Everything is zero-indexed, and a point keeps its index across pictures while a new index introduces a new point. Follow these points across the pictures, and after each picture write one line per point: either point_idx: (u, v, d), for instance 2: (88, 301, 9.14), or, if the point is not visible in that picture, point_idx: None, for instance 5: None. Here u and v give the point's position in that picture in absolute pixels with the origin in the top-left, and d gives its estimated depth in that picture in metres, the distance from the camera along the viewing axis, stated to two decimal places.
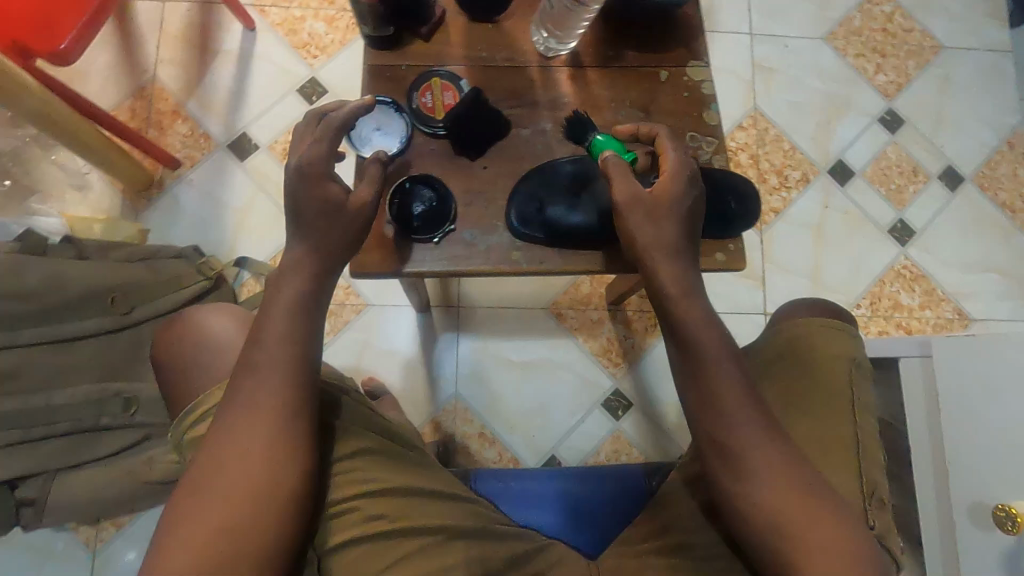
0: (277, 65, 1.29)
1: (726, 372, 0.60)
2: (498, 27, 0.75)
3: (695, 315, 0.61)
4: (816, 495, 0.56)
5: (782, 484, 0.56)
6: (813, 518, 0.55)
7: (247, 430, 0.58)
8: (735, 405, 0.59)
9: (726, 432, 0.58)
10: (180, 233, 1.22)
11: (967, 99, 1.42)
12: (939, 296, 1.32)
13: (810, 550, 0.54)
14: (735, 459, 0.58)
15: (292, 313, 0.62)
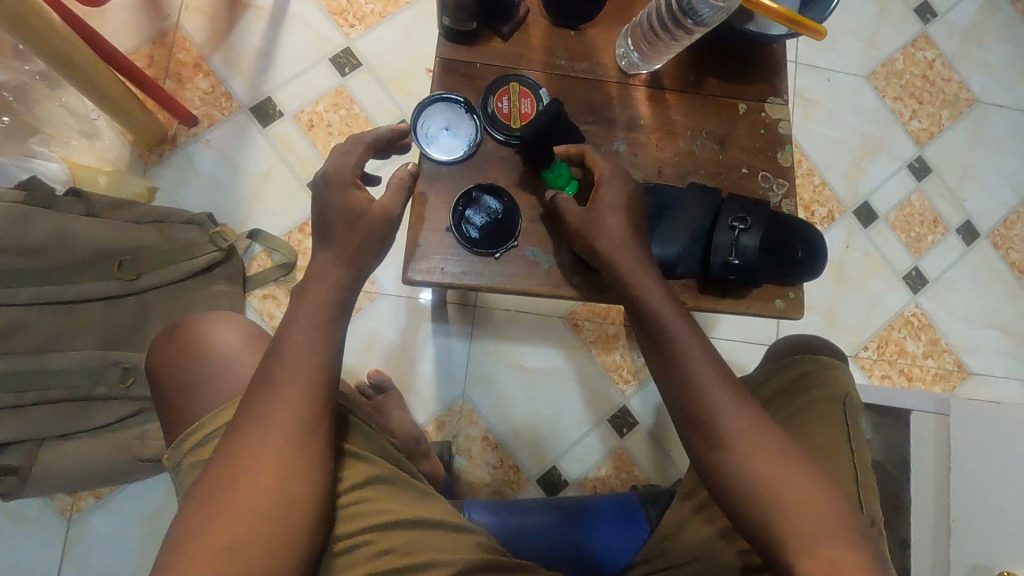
0: (311, 30, 1.22)
1: (702, 360, 0.60)
2: (581, 35, 0.71)
3: (668, 303, 0.62)
4: (783, 450, 0.57)
5: (769, 463, 0.56)
6: (804, 491, 0.54)
7: (261, 420, 0.56)
8: (714, 389, 0.59)
9: (696, 401, 0.59)
10: (191, 195, 1.15)
11: (993, 156, 1.44)
12: (942, 346, 1.35)
13: (785, 505, 0.54)
14: (708, 429, 0.58)
15: (318, 313, 0.61)
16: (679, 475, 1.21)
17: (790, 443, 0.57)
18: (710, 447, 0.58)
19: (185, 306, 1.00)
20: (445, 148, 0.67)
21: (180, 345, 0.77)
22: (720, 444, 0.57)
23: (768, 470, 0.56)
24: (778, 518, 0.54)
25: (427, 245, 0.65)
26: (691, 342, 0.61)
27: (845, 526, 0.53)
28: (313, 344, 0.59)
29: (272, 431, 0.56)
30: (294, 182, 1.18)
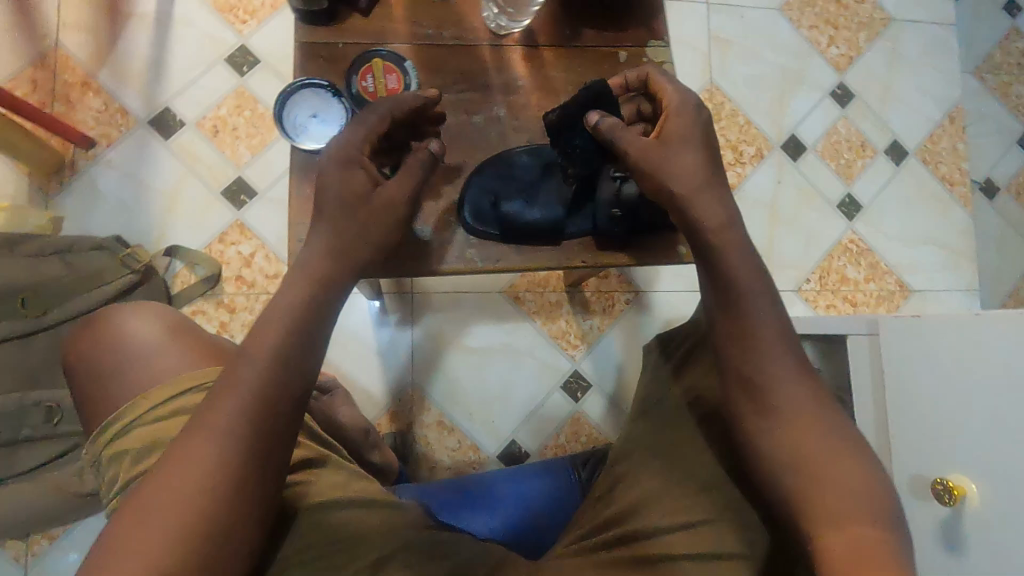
0: (201, 32, 1.17)
1: (767, 312, 0.58)
2: (445, 1, 0.68)
3: (746, 262, 0.59)
4: (842, 445, 0.54)
5: (801, 438, 0.55)
6: (845, 463, 0.53)
7: (212, 448, 0.49)
8: (771, 348, 0.57)
9: (759, 371, 0.57)
10: (100, 219, 1.11)
11: (913, 73, 1.44)
12: (882, 268, 1.37)
13: (820, 497, 0.53)
14: (763, 396, 0.56)
15: (290, 331, 0.53)
16: None
17: (842, 439, 0.54)
18: (754, 406, 0.57)
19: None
20: (314, 136, 0.64)
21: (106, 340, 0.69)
22: (763, 402, 0.56)
23: (810, 434, 0.55)
24: (802, 479, 0.54)
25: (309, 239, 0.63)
26: (751, 293, 0.58)
27: (877, 512, 0.51)
28: (281, 365, 0.51)
29: (224, 459, 0.49)
30: (207, 192, 1.14)
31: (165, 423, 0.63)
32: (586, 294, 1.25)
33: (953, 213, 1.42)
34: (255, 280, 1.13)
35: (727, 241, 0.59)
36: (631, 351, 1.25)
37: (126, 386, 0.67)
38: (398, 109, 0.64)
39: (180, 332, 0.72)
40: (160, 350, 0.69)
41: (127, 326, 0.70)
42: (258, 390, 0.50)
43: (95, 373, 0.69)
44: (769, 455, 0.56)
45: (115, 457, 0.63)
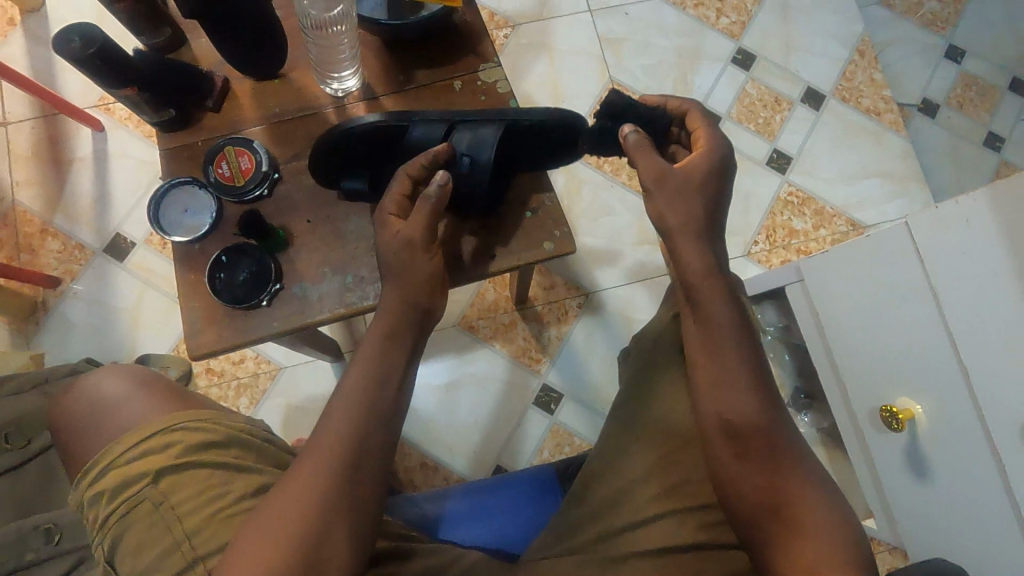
0: (134, 159, 1.29)
1: (740, 359, 0.61)
2: (285, 81, 0.76)
3: (719, 297, 0.62)
4: (808, 481, 0.58)
5: (779, 477, 0.58)
6: (818, 510, 0.56)
7: (309, 514, 0.53)
8: (748, 393, 0.60)
9: (736, 412, 0.59)
10: (76, 347, 1.20)
11: (810, 21, 1.47)
12: (829, 213, 1.36)
13: (795, 530, 0.56)
14: (741, 438, 0.59)
15: (360, 408, 0.58)
16: None
17: (809, 474, 0.59)
18: (731, 449, 0.59)
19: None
20: (188, 227, 0.71)
21: (84, 400, 0.64)
22: (739, 447, 0.59)
23: (785, 480, 0.58)
24: (778, 523, 0.57)
25: (200, 318, 0.69)
26: (728, 340, 0.61)
27: (848, 549, 0.55)
28: (361, 439, 0.57)
29: (317, 491, 0.54)
30: (166, 299, 1.23)
31: (136, 463, 0.59)
32: (538, 308, 1.27)
33: (888, 141, 1.41)
34: (223, 369, 1.21)
35: (709, 292, 0.62)
36: (595, 352, 1.25)
37: (95, 435, 0.63)
38: (254, 184, 0.71)
39: (148, 378, 0.67)
40: (126, 400, 0.64)
41: (95, 375, 0.65)
42: (337, 465, 0.55)
43: (64, 423, 0.64)
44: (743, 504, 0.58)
45: (90, 499, 0.59)
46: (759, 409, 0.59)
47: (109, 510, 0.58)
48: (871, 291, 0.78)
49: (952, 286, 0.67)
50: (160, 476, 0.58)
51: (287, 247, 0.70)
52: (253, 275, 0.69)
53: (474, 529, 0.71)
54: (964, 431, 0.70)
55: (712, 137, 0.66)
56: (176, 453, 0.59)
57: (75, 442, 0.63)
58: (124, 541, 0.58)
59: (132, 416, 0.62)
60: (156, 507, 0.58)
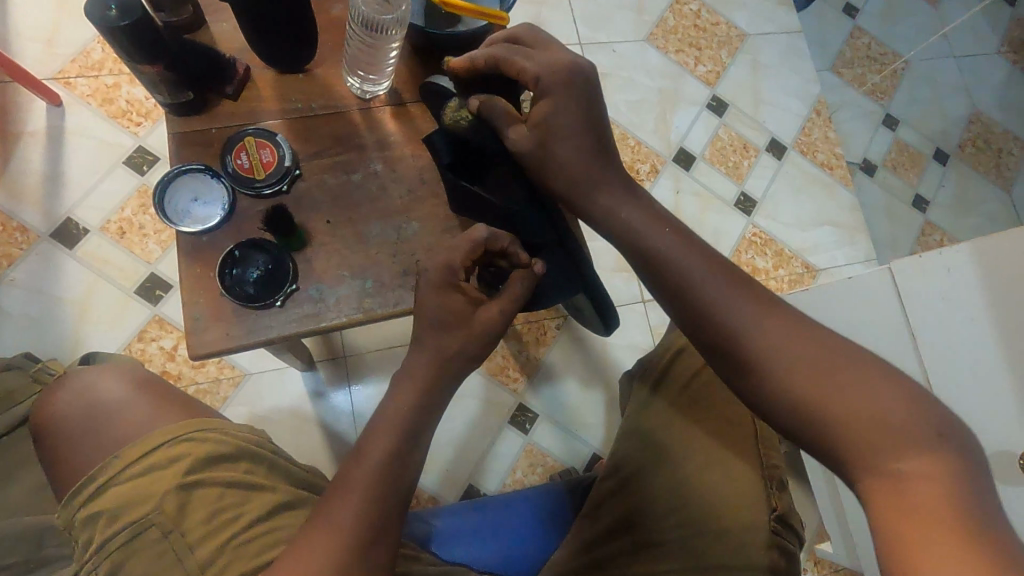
0: (95, 139, 1.19)
1: (706, 280, 0.55)
2: (310, 76, 0.73)
3: (658, 230, 0.59)
4: (839, 365, 0.50)
5: (803, 377, 0.50)
6: (864, 392, 0.48)
7: (325, 567, 0.49)
8: (731, 305, 0.54)
9: (717, 328, 0.54)
10: (9, 340, 1.07)
11: (775, 78, 1.60)
12: (787, 254, 1.46)
13: (837, 425, 0.48)
14: (734, 354, 0.53)
15: (386, 461, 0.55)
16: (593, 450, 1.24)
17: (836, 354, 0.50)
18: (736, 370, 0.53)
19: (18, 464, 0.81)
20: (197, 217, 0.67)
21: (81, 406, 0.60)
22: (750, 366, 0.52)
23: (810, 371, 0.50)
24: (827, 423, 0.48)
25: (206, 314, 0.64)
26: (690, 260, 0.56)
27: (916, 427, 0.46)
28: (382, 478, 0.54)
29: (343, 545, 0.50)
30: (120, 293, 1.13)
31: (141, 479, 0.55)
32: (517, 326, 1.28)
33: (839, 193, 1.54)
34: (181, 373, 1.12)
35: (645, 224, 0.59)
36: (571, 373, 1.27)
37: (93, 449, 0.58)
38: (274, 179, 0.68)
39: (151, 386, 0.63)
40: (129, 407, 0.60)
41: (95, 382, 0.61)
42: (358, 519, 0.52)
43: (57, 434, 0.59)
44: (780, 420, 0.51)
45: (88, 520, 0.55)
46: (747, 317, 0.53)
47: (109, 535, 0.54)
48: None
49: (932, 328, 0.74)
50: (167, 498, 0.55)
51: (305, 247, 0.67)
52: (266, 272, 0.66)
53: (481, 549, 0.69)
54: None
55: (544, 66, 0.61)
56: (186, 470, 0.56)
57: (68, 451, 0.58)
58: (123, 570, 0.53)
59: (137, 426, 0.59)
60: (165, 533, 0.54)
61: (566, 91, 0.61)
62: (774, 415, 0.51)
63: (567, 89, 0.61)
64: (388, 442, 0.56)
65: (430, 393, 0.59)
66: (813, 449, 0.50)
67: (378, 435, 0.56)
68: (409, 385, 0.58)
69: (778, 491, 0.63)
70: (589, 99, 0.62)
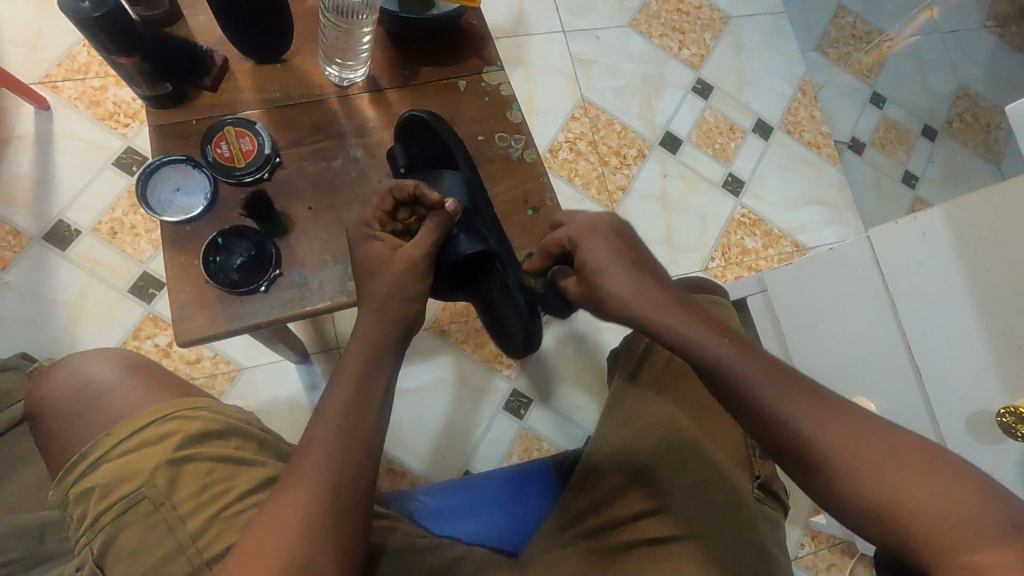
0: (84, 142, 1.20)
1: (761, 378, 0.53)
2: (287, 66, 0.74)
3: (706, 327, 0.56)
4: (898, 456, 0.48)
5: (868, 472, 0.48)
6: (941, 494, 0.45)
7: (295, 530, 0.49)
8: (785, 402, 0.52)
9: (776, 423, 0.52)
10: (5, 342, 1.09)
11: (759, 60, 1.60)
12: (776, 234, 1.47)
13: (911, 520, 0.45)
14: (795, 451, 0.51)
15: (345, 418, 0.55)
16: (587, 433, 1.25)
17: (897, 447, 0.48)
18: (801, 467, 0.51)
19: (16, 462, 0.82)
20: (180, 207, 0.68)
21: (73, 388, 0.61)
22: (814, 463, 0.50)
23: (877, 459, 0.48)
24: (900, 529, 0.46)
25: (191, 302, 0.65)
26: (736, 365, 0.54)
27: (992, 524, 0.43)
28: (348, 434, 0.54)
29: (314, 504, 0.50)
30: (114, 292, 1.14)
31: (130, 456, 0.56)
32: None
33: (826, 172, 1.55)
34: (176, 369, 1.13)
35: (686, 316, 0.57)
36: (564, 359, 1.28)
37: (83, 429, 0.59)
38: (254, 167, 0.69)
39: (138, 368, 0.64)
40: (119, 387, 0.61)
41: (86, 365, 0.62)
42: (318, 478, 0.51)
43: (48, 416, 0.60)
44: (848, 513, 0.49)
45: (80, 497, 0.56)
46: (806, 420, 0.51)
47: (102, 509, 0.55)
48: (834, 298, 0.85)
49: (911, 294, 0.75)
50: (158, 471, 0.56)
51: (287, 234, 0.68)
52: (251, 258, 0.67)
53: (467, 523, 0.71)
54: (913, 422, 0.78)
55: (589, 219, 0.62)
56: (174, 446, 0.57)
57: (60, 433, 0.60)
58: (118, 543, 0.55)
59: (127, 406, 0.60)
60: (156, 505, 0.55)
61: (601, 241, 0.61)
62: (845, 517, 0.49)
63: (604, 234, 0.61)
64: (352, 400, 0.56)
65: (383, 350, 0.59)
66: (888, 552, 0.47)
67: (332, 398, 0.56)
68: (363, 343, 0.59)
69: (760, 459, 0.69)
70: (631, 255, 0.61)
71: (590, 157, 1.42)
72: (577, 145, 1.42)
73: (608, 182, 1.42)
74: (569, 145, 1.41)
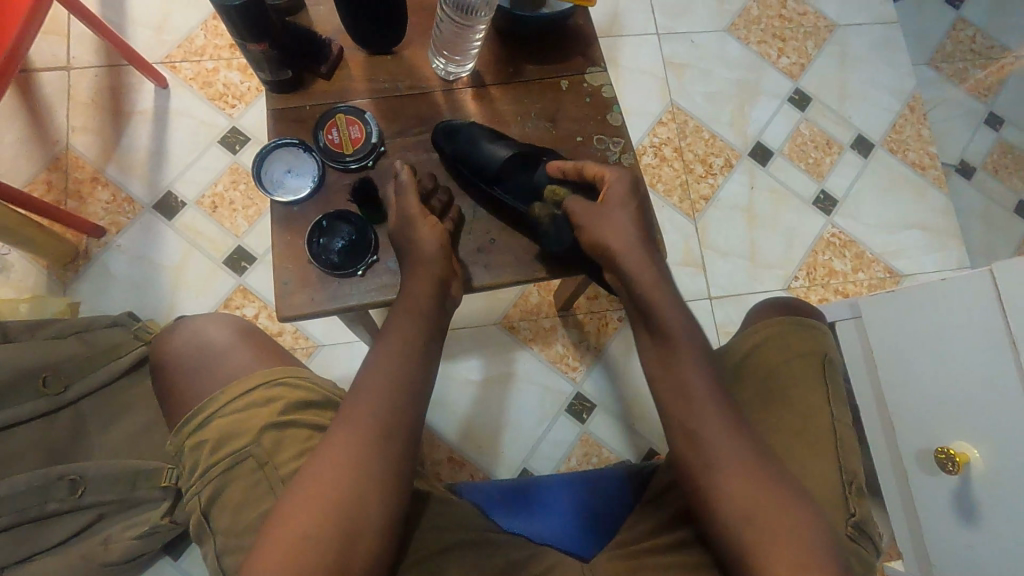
0: (195, 119, 1.28)
1: (696, 372, 0.62)
2: (397, 58, 0.76)
3: (673, 312, 0.65)
4: (779, 486, 0.57)
5: (748, 486, 0.57)
6: (789, 525, 0.55)
7: (346, 467, 0.54)
8: (702, 409, 0.60)
9: (693, 421, 0.60)
10: (114, 300, 1.18)
11: (865, 71, 1.52)
12: (868, 257, 1.39)
13: (772, 538, 0.54)
14: (701, 446, 0.59)
15: (394, 375, 0.59)
16: (650, 445, 1.23)
17: (772, 476, 0.57)
18: (698, 455, 0.59)
19: (127, 406, 0.92)
20: (290, 189, 0.72)
21: (192, 350, 0.69)
22: (711, 463, 0.58)
23: (756, 479, 0.57)
24: (751, 535, 0.55)
25: (293, 280, 0.69)
26: (686, 364, 0.63)
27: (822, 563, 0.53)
28: (397, 387, 0.58)
29: (370, 448, 0.55)
30: (211, 262, 1.21)
31: (241, 416, 0.64)
32: (579, 316, 1.28)
33: (929, 196, 1.45)
34: None
35: (654, 296, 0.66)
36: (631, 368, 1.26)
37: (202, 387, 0.68)
38: (361, 154, 0.71)
39: (249, 337, 0.72)
40: (232, 352, 0.69)
41: (204, 330, 0.70)
42: (352, 457, 0.54)
43: (174, 372, 0.70)
44: (722, 512, 0.57)
45: (196, 447, 0.64)
46: (719, 426, 0.59)
47: (214, 461, 0.63)
48: (942, 330, 0.80)
49: None
50: (263, 433, 0.63)
51: (386, 221, 0.70)
52: (351, 243, 0.69)
53: (538, 523, 0.71)
54: (1020, 472, 0.73)
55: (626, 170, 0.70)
56: (279, 411, 0.64)
57: (182, 388, 0.69)
58: (225, 494, 0.62)
59: (237, 370, 0.68)
60: (260, 465, 0.62)
61: (627, 204, 0.68)
62: (712, 520, 0.58)
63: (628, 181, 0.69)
64: (401, 361, 0.60)
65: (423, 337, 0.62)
66: (727, 555, 0.57)
67: (369, 382, 0.58)
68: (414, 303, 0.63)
69: (857, 497, 0.65)
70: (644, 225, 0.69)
71: (674, 164, 1.39)
72: (661, 150, 1.39)
73: (692, 190, 1.38)
74: (653, 150, 1.39)
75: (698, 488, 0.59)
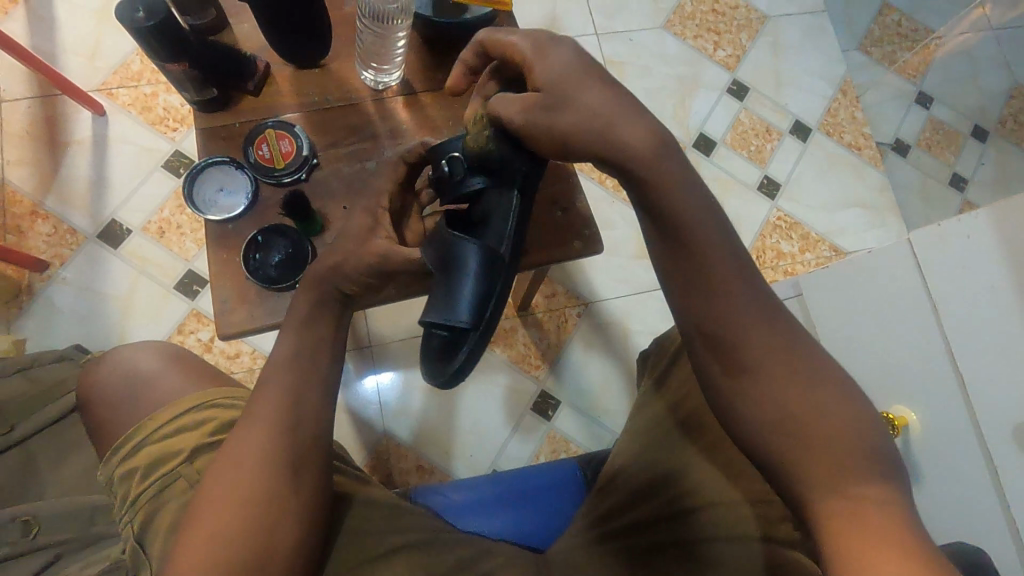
0: (135, 145, 1.26)
1: (725, 263, 0.52)
2: (326, 70, 0.77)
3: (692, 196, 0.54)
4: (816, 382, 0.49)
5: (779, 390, 0.49)
6: (838, 428, 0.47)
7: (252, 470, 0.53)
8: (733, 306, 0.51)
9: (717, 318, 0.51)
10: (60, 334, 1.15)
11: (798, 59, 1.57)
12: (814, 238, 1.43)
13: (814, 446, 0.47)
14: (726, 348, 0.51)
15: (295, 374, 0.57)
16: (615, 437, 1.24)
17: (809, 372, 0.50)
18: (726, 373, 0.51)
19: (76, 440, 0.90)
20: (223, 207, 0.73)
21: (123, 378, 0.70)
22: (736, 366, 0.51)
23: (793, 382, 0.49)
24: (788, 445, 0.48)
25: (232, 298, 0.69)
26: (711, 256, 0.52)
27: (871, 466, 0.46)
28: (300, 386, 0.57)
29: (273, 447, 0.54)
30: (161, 288, 1.20)
31: (175, 436, 0.65)
32: (538, 315, 1.29)
33: (867, 175, 1.50)
34: (217, 363, 1.16)
35: (668, 176, 0.54)
36: (593, 361, 1.28)
37: (134, 414, 0.68)
38: (293, 168, 0.72)
39: (181, 360, 0.73)
40: (165, 375, 0.70)
41: (135, 357, 0.71)
42: (260, 456, 0.54)
43: (105, 403, 0.69)
44: (753, 422, 0.50)
45: (129, 474, 0.64)
46: (744, 326, 0.51)
47: (147, 485, 0.62)
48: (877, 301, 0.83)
49: (949, 295, 0.73)
50: (198, 451, 0.63)
51: (322, 232, 0.71)
52: (289, 255, 0.70)
53: (494, 520, 0.72)
54: (953, 425, 0.76)
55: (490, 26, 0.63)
56: (211, 430, 0.65)
57: (116, 417, 0.69)
58: (158, 518, 0.61)
59: (171, 393, 0.69)
60: (191, 484, 0.62)
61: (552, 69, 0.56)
62: (738, 432, 0.51)
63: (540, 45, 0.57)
64: (297, 364, 0.58)
65: (314, 357, 0.59)
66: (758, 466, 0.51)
67: (279, 371, 0.58)
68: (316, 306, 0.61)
69: None
70: (620, 96, 0.55)
71: None
72: None
73: None
74: None
75: (725, 395, 0.52)
